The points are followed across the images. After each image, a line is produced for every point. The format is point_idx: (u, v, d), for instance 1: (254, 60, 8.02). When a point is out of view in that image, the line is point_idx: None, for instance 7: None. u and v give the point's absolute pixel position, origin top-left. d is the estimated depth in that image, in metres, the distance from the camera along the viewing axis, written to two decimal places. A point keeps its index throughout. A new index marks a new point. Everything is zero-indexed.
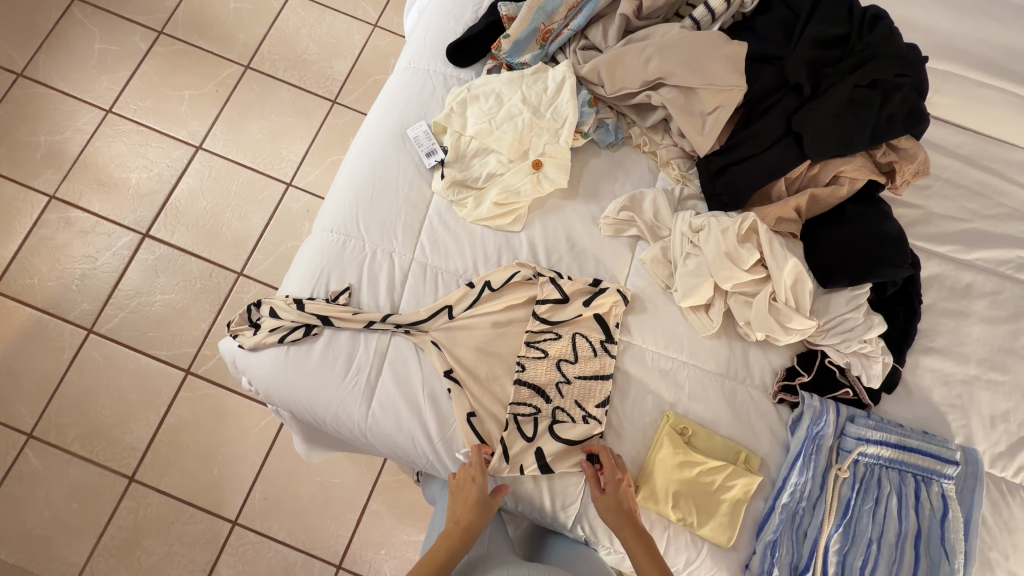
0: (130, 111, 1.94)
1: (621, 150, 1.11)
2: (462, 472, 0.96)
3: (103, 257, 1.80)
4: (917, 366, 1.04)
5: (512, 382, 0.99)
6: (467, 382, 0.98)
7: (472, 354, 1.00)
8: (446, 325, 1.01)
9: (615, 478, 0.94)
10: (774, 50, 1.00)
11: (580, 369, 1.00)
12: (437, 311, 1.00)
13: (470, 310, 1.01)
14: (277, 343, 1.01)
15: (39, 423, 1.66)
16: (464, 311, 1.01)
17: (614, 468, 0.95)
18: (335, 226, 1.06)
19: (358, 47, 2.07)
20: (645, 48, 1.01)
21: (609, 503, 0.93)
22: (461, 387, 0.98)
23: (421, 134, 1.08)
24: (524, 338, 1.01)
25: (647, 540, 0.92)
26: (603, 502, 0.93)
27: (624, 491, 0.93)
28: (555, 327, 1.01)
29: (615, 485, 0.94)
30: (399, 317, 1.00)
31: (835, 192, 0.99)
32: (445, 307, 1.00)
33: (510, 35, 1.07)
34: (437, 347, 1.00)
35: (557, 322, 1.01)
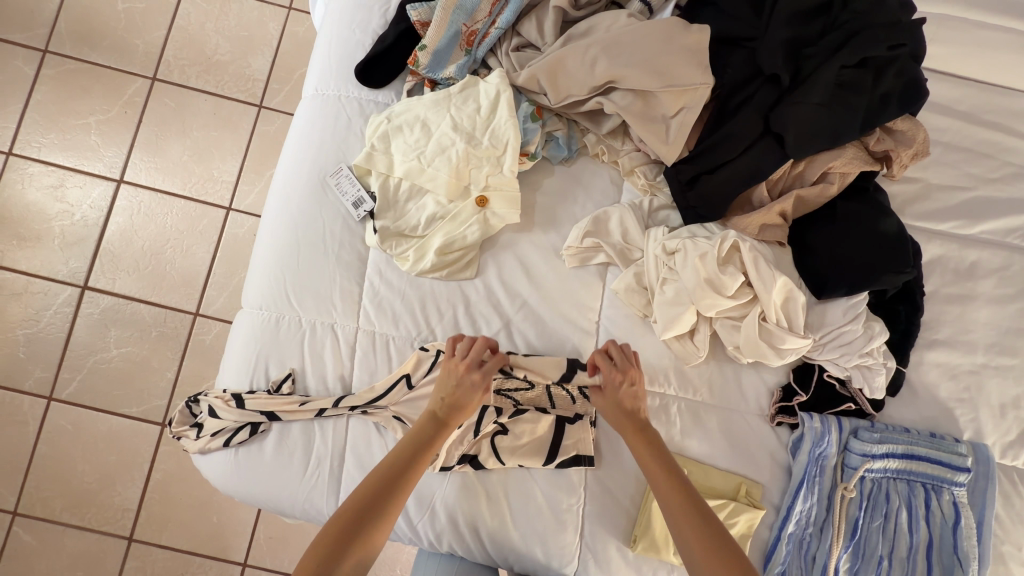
0: (33, 149, 1.71)
1: (577, 162, 0.97)
2: (457, 359, 0.87)
3: (45, 318, 1.65)
4: (921, 363, 0.95)
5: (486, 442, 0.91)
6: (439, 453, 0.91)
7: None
8: (407, 396, 0.90)
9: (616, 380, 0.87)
10: (744, 31, 0.84)
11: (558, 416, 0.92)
12: (393, 384, 0.89)
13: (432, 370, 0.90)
14: (222, 446, 0.91)
15: (22, 499, 1.59)
16: (424, 378, 0.90)
17: (624, 369, 0.88)
18: (265, 302, 0.93)
19: (274, 37, 1.81)
20: (589, 47, 0.84)
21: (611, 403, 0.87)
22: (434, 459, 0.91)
23: (343, 180, 0.93)
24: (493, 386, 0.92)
25: (648, 435, 0.87)
26: (604, 404, 0.88)
27: (627, 394, 0.87)
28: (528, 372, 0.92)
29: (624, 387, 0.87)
30: (355, 397, 0.89)
31: (823, 192, 0.86)
32: (403, 375, 0.89)
33: (427, 46, 0.89)
34: (400, 422, 0.90)
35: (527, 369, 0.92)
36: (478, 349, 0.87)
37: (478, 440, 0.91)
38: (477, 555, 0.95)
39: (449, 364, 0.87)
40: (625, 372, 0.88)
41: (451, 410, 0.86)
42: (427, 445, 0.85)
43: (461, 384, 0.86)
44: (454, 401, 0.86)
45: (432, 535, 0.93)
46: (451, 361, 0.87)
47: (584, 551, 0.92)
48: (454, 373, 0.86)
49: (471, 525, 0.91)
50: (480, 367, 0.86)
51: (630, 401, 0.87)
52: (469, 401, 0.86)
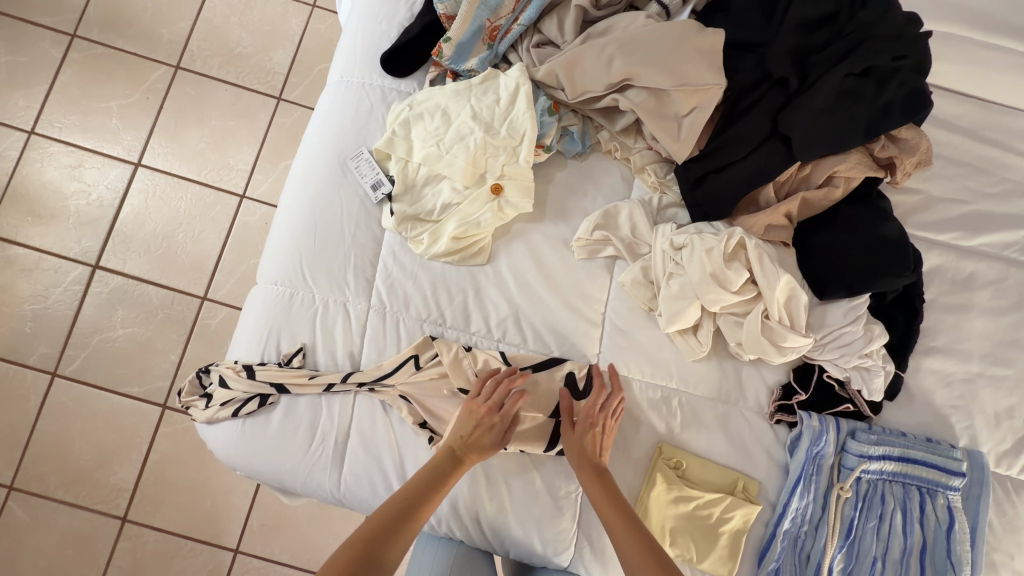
0: (55, 130, 1.75)
1: (589, 158, 0.99)
2: (479, 401, 0.88)
3: (54, 295, 1.68)
4: (919, 369, 0.97)
5: None
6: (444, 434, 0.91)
7: (445, 404, 0.92)
8: (413, 376, 0.91)
9: (593, 422, 0.89)
10: (754, 36, 0.87)
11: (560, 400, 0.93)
12: (401, 364, 0.90)
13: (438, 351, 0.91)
14: (231, 416, 0.93)
15: (18, 474, 1.60)
16: (431, 360, 0.92)
17: (593, 412, 0.89)
18: (280, 278, 0.96)
19: (297, 32, 1.86)
20: (606, 46, 0.87)
21: (575, 443, 0.88)
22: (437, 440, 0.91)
23: (363, 164, 0.96)
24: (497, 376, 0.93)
25: (605, 478, 0.86)
26: (571, 441, 0.88)
27: (599, 434, 0.88)
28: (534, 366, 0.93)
29: (585, 429, 0.88)
30: (363, 373, 0.91)
31: (828, 196, 0.89)
32: (411, 355, 0.91)
33: (451, 38, 0.92)
34: (406, 401, 0.91)
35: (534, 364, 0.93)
36: (502, 393, 0.88)
37: None
38: (474, 541, 0.96)
39: (470, 406, 0.88)
40: (608, 413, 0.89)
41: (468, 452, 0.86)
42: (440, 485, 0.84)
43: (482, 425, 0.87)
44: (473, 446, 0.86)
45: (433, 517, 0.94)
46: (473, 404, 0.88)
47: (581, 539, 0.92)
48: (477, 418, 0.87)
49: (471, 508, 0.92)
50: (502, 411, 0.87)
51: (592, 443, 0.88)
52: (488, 444, 0.86)
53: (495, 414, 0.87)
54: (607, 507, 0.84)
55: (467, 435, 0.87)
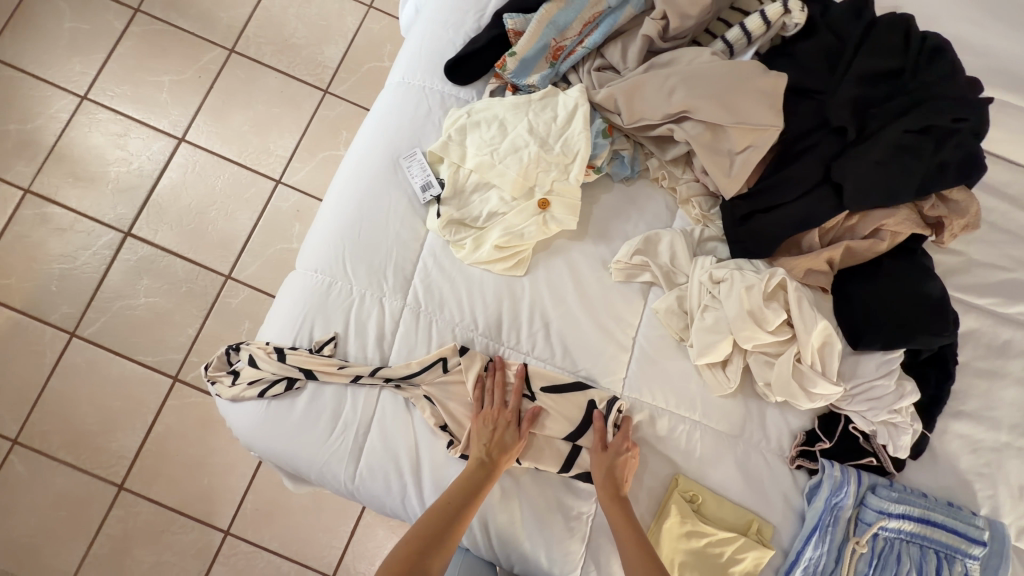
0: (106, 97, 1.79)
1: (636, 184, 1.01)
2: (488, 406, 0.91)
3: (83, 257, 1.70)
4: (945, 432, 0.96)
5: None
6: (462, 439, 0.91)
7: (467, 409, 0.93)
8: (440, 378, 0.92)
9: (622, 444, 0.90)
10: (815, 83, 0.88)
11: (580, 422, 0.93)
12: (429, 365, 0.91)
13: (464, 359, 0.91)
14: (257, 396, 0.94)
15: (24, 429, 1.61)
16: (458, 363, 0.92)
17: (628, 435, 0.90)
18: (321, 266, 0.97)
19: (351, 31, 1.90)
20: (669, 77, 0.89)
21: (604, 464, 0.88)
22: (456, 444, 0.91)
23: (415, 164, 0.97)
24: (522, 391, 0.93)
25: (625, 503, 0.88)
26: (598, 461, 0.89)
27: (625, 459, 0.89)
28: (562, 385, 0.93)
29: (618, 450, 0.89)
30: (390, 369, 0.92)
31: (873, 247, 0.89)
32: (441, 358, 0.91)
33: (516, 53, 0.94)
34: (429, 402, 0.91)
35: (563, 384, 0.93)
36: (501, 395, 0.91)
37: None
38: (481, 551, 0.96)
39: (480, 414, 0.90)
40: (627, 435, 0.90)
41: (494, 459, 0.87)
42: (474, 494, 0.86)
43: (498, 429, 0.89)
44: (496, 450, 0.87)
45: None
46: (482, 412, 0.90)
47: (588, 562, 0.92)
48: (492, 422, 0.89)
49: (482, 518, 0.92)
50: (512, 412, 0.90)
51: (620, 468, 0.88)
52: (510, 447, 0.88)
53: (507, 417, 0.90)
54: (625, 533, 0.85)
55: (487, 443, 0.88)
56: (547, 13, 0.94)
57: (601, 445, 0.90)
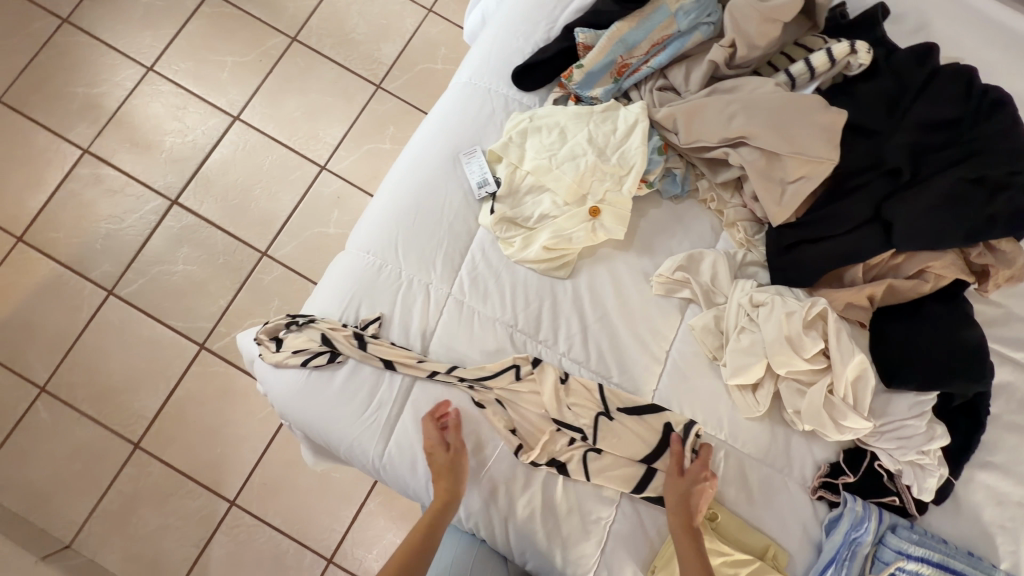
0: (170, 71, 1.88)
1: (684, 203, 1.03)
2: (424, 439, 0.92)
3: (129, 219, 1.77)
4: (971, 481, 0.96)
5: (545, 443, 0.93)
6: (534, 446, 0.93)
7: (539, 418, 0.95)
8: (511, 384, 0.94)
9: (701, 473, 0.91)
10: (873, 124, 0.91)
11: (658, 446, 0.94)
12: (503, 369, 0.94)
13: (538, 368, 0.94)
14: (299, 365, 0.96)
15: (52, 378, 1.66)
16: (530, 371, 0.95)
17: (706, 464, 0.92)
18: (373, 248, 1.01)
19: (409, 31, 1.97)
20: (730, 103, 0.92)
21: (680, 488, 0.90)
22: (525, 450, 0.93)
23: (474, 161, 1.01)
24: (562, 395, 0.94)
25: (697, 534, 0.87)
26: (674, 485, 0.91)
27: (702, 487, 0.90)
28: (641, 409, 0.96)
29: (697, 477, 0.90)
30: (465, 369, 0.95)
31: (916, 287, 0.90)
32: (514, 365, 0.94)
33: (583, 66, 0.98)
34: (500, 406, 0.94)
35: (642, 407, 0.95)
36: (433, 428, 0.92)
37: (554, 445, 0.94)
38: (495, 544, 0.97)
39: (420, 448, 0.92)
40: (705, 465, 0.92)
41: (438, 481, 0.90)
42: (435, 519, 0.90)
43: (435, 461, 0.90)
44: (443, 475, 0.90)
45: (463, 511, 0.95)
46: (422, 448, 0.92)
47: (602, 568, 0.93)
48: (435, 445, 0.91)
49: (502, 511, 0.93)
50: (443, 445, 0.90)
51: (697, 496, 0.89)
52: (450, 476, 0.90)
53: (438, 448, 0.90)
54: (692, 562, 0.84)
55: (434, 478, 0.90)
56: (618, 30, 0.97)
57: (678, 472, 0.92)
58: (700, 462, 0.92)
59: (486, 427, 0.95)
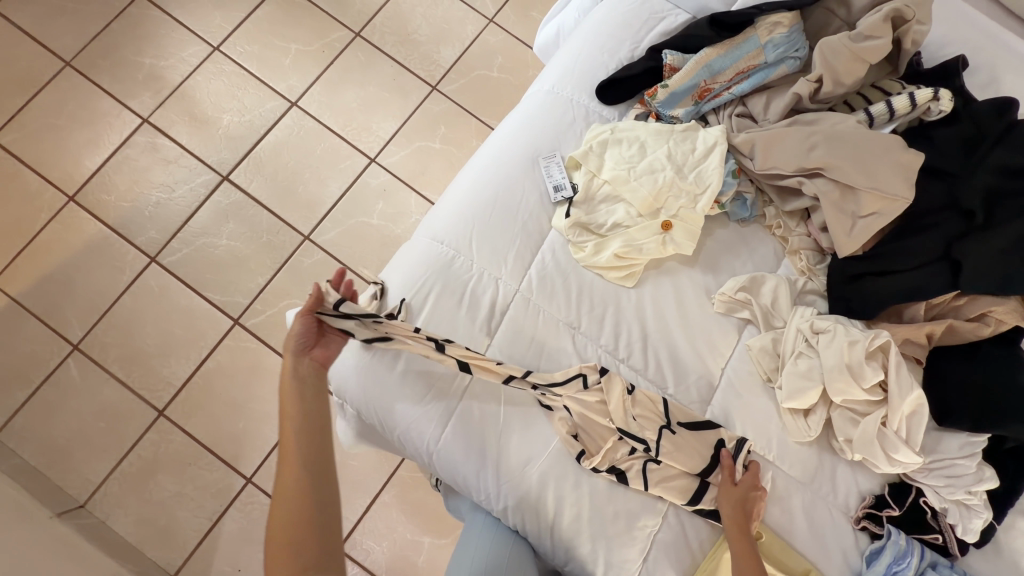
0: (235, 53, 1.93)
1: (750, 226, 1.06)
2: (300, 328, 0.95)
3: (180, 190, 1.81)
4: (1012, 527, 0.97)
5: (607, 451, 0.95)
6: (595, 452, 0.95)
7: (599, 424, 0.96)
8: (578, 391, 0.96)
9: (752, 483, 0.94)
10: (948, 167, 0.94)
11: (708, 462, 0.96)
12: (571, 377, 0.96)
13: (605, 378, 0.96)
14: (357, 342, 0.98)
15: (86, 336, 1.68)
16: (597, 380, 0.96)
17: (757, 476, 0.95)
18: (446, 239, 1.04)
19: (468, 38, 2.03)
20: (812, 134, 0.96)
21: (734, 498, 0.92)
22: (587, 456, 0.94)
23: (553, 166, 1.05)
24: (626, 405, 0.95)
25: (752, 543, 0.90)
26: (729, 495, 0.93)
27: (755, 496, 0.93)
28: (697, 424, 0.97)
29: (749, 487, 0.94)
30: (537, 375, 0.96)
31: (977, 329, 0.93)
32: (584, 374, 0.96)
33: (669, 85, 1.02)
34: (567, 411, 0.95)
35: (700, 424, 0.97)
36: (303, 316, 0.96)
37: (615, 454, 0.95)
38: (536, 542, 0.98)
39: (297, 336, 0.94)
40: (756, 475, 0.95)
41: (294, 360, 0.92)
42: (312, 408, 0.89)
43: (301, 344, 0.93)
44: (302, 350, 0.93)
45: (510, 506, 0.96)
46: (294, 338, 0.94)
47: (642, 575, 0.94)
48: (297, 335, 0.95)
49: (551, 510, 0.95)
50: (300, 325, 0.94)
51: (749, 505, 0.93)
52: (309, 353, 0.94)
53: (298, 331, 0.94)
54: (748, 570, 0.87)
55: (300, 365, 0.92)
56: (706, 56, 1.02)
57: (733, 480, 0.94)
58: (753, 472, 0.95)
59: (544, 423, 0.97)
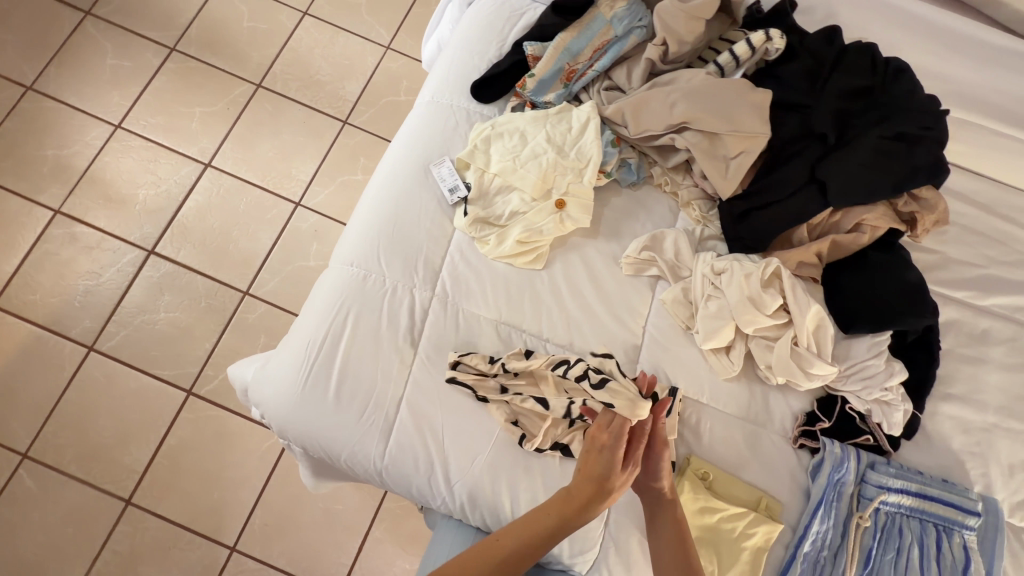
0: (140, 126, 1.91)
1: (642, 189, 1.12)
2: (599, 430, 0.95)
3: (107, 274, 1.76)
4: (936, 413, 1.03)
5: (546, 428, 0.98)
6: (535, 433, 0.98)
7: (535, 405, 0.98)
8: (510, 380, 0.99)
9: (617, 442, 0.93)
10: (801, 98, 1.01)
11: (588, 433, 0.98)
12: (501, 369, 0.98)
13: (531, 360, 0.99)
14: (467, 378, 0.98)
15: (35, 443, 1.60)
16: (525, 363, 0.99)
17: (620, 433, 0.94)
18: (355, 260, 1.05)
19: (371, 68, 2.06)
20: (671, 93, 1.02)
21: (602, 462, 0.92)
22: (529, 438, 0.97)
23: (444, 170, 1.09)
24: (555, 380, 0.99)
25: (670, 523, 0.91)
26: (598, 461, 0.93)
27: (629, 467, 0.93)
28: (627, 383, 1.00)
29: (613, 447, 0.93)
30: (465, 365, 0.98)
31: (856, 240, 0.99)
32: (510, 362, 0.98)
33: (535, 74, 1.08)
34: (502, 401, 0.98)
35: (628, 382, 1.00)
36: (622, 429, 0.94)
37: (555, 430, 0.99)
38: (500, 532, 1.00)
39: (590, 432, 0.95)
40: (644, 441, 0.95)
41: (607, 501, 0.90)
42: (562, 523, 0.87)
43: (597, 452, 0.93)
44: (602, 458, 0.93)
45: (466, 502, 0.97)
46: (594, 431, 0.95)
47: (606, 539, 0.96)
48: (591, 448, 0.94)
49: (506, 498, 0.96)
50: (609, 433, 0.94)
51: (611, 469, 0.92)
52: (605, 470, 0.92)
53: (604, 433, 0.94)
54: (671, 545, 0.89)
55: (592, 465, 0.92)
56: (562, 40, 1.07)
57: (621, 463, 0.92)
58: (634, 442, 0.95)
59: (484, 415, 0.99)
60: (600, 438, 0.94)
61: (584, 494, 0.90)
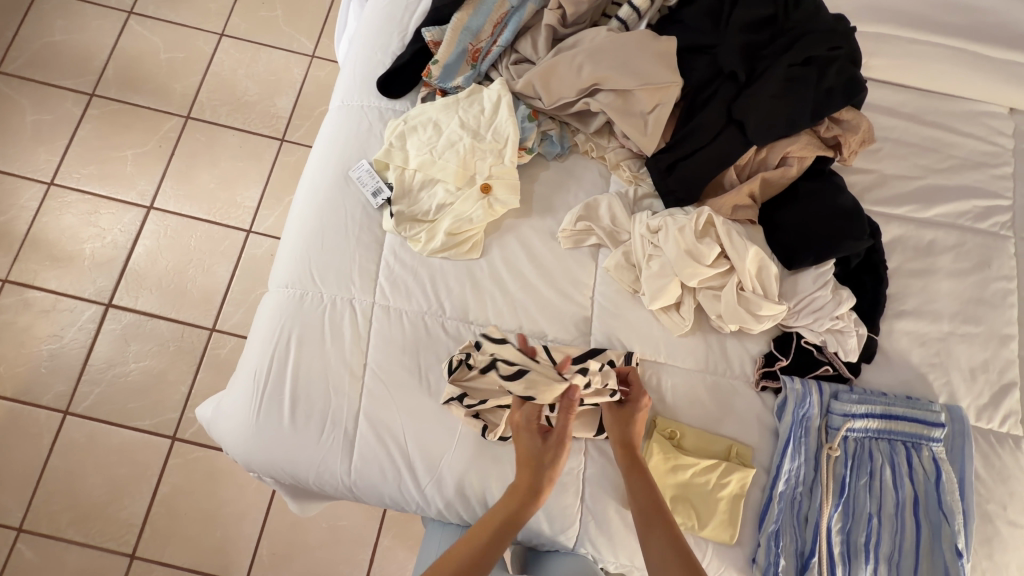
0: (73, 179, 1.84)
1: (569, 159, 1.09)
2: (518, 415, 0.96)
3: (69, 334, 1.71)
4: (892, 332, 1.03)
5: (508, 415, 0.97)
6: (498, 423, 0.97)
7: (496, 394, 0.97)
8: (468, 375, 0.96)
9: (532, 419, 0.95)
10: (706, 40, 1.00)
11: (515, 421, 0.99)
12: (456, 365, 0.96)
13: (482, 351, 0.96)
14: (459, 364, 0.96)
15: (27, 516, 1.58)
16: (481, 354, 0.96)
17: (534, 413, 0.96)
18: (291, 281, 1.03)
19: (299, 80, 1.99)
20: (576, 56, 1.00)
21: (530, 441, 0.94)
22: (491, 429, 0.96)
23: (363, 174, 1.05)
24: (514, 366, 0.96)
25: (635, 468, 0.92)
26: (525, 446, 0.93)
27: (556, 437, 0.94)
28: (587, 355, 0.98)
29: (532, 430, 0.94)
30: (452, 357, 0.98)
31: (785, 174, 0.99)
32: (463, 356, 0.96)
33: (439, 61, 1.05)
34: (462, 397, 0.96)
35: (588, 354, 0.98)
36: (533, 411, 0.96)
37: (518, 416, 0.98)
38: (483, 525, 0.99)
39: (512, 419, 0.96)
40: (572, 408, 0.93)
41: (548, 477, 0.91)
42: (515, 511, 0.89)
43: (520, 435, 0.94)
44: (529, 440, 0.94)
45: (440, 500, 0.97)
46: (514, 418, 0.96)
47: (586, 515, 0.96)
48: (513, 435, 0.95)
49: (477, 488, 0.96)
50: (525, 415, 0.95)
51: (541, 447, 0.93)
52: (531, 449, 0.93)
53: (520, 416, 0.96)
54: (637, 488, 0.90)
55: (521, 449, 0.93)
56: (459, 21, 1.05)
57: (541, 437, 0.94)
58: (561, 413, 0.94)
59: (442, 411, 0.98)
60: (517, 422, 0.95)
61: (526, 477, 0.91)
